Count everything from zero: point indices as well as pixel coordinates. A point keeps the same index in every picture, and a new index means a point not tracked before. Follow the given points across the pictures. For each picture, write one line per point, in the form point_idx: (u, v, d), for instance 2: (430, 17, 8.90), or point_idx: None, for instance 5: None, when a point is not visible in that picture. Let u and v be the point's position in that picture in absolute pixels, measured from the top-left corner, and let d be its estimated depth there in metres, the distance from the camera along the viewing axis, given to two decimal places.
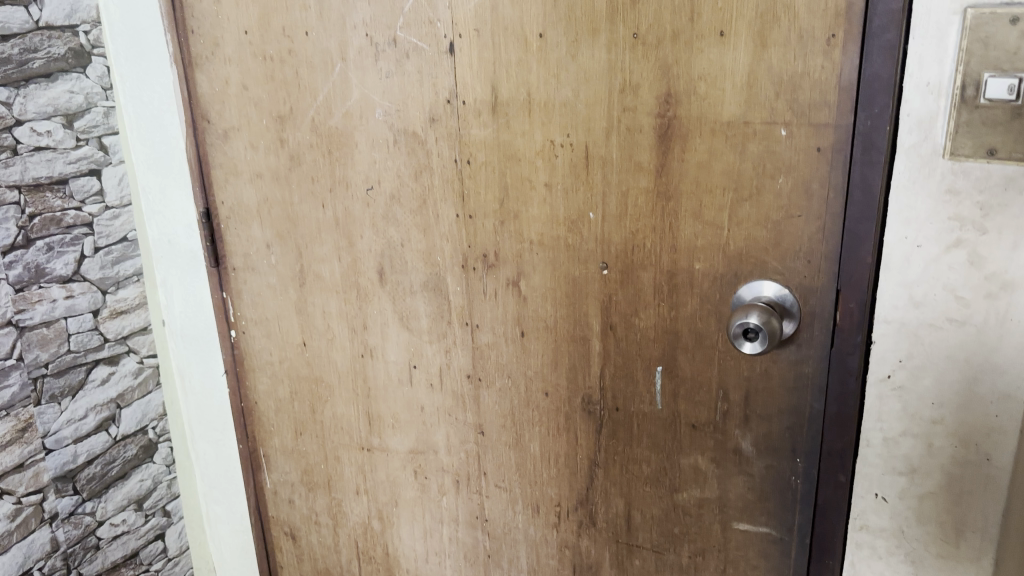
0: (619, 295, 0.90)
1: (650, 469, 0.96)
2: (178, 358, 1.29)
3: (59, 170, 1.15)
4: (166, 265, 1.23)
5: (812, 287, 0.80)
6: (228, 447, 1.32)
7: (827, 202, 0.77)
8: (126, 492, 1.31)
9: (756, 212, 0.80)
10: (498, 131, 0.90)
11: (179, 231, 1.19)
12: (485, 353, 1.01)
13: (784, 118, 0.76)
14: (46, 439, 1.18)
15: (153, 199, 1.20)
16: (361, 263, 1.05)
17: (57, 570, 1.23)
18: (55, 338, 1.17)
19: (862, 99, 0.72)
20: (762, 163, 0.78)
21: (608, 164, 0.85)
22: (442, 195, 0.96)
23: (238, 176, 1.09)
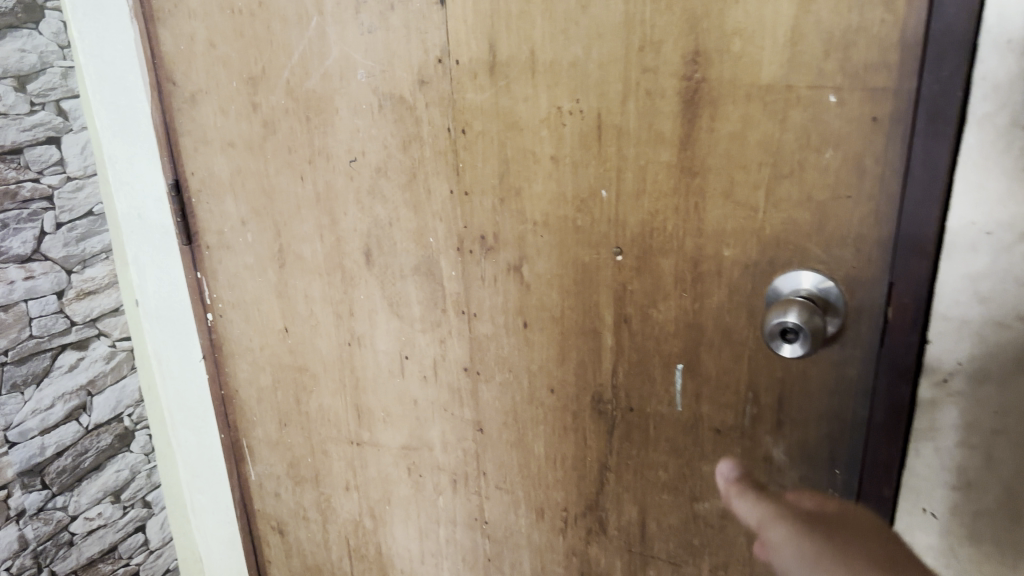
0: (634, 283, 0.79)
1: (667, 475, 0.86)
2: (154, 340, 1.22)
3: (13, 138, 1.18)
4: (138, 240, 1.15)
5: (860, 278, 0.69)
6: (209, 435, 1.24)
7: (884, 180, 0.65)
8: (100, 484, 1.34)
9: (798, 191, 0.68)
10: (497, 96, 0.78)
11: (149, 204, 1.10)
12: (485, 344, 0.91)
13: (834, 82, 0.64)
14: (10, 432, 1.20)
15: (120, 170, 1.11)
16: (346, 243, 0.94)
17: (26, 569, 1.24)
18: (14, 324, 1.20)
19: (928, 56, 0.59)
20: (806, 134, 0.66)
21: (624, 134, 0.74)
22: (434, 169, 0.84)
23: (208, 145, 0.98)
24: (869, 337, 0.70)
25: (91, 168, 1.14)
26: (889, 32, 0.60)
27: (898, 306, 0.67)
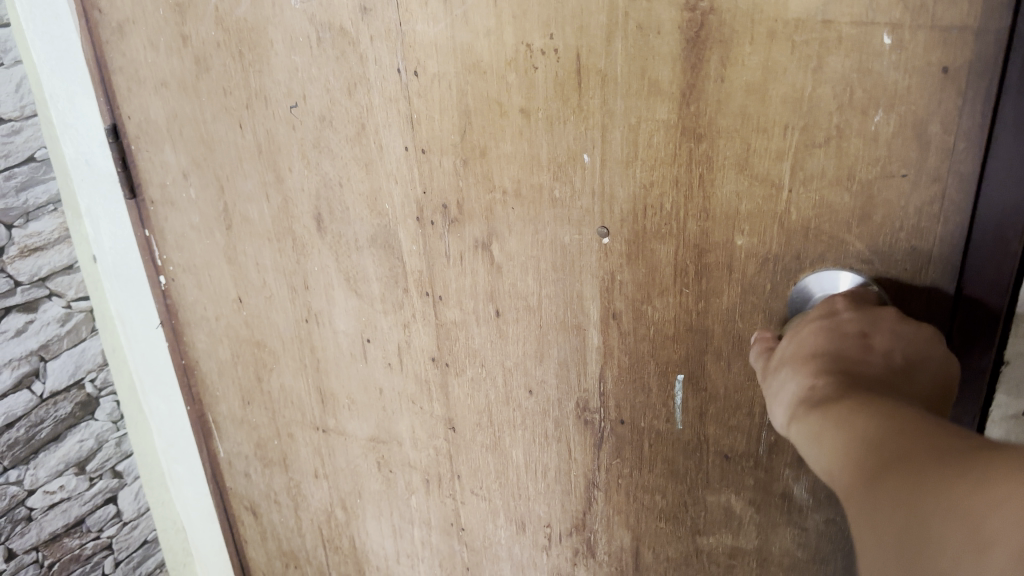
0: (625, 274, 0.62)
1: (665, 501, 0.70)
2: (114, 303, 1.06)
3: None
4: (88, 192, 0.96)
5: (916, 282, 0.51)
6: (176, 404, 1.09)
7: (954, 152, 0.47)
8: (62, 455, 1.22)
9: (835, 166, 0.50)
10: (453, 29, 0.60)
11: (94, 149, 0.91)
12: (453, 332, 0.75)
13: (889, 17, 0.45)
14: None
15: (62, 109, 0.91)
16: (294, 206, 0.78)
17: None
18: None
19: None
20: (847, 90, 0.48)
21: (610, 81, 0.56)
22: (385, 120, 0.68)
23: (141, 85, 0.82)
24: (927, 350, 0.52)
25: (26, 108, 1.05)
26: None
27: (970, 310, 0.49)
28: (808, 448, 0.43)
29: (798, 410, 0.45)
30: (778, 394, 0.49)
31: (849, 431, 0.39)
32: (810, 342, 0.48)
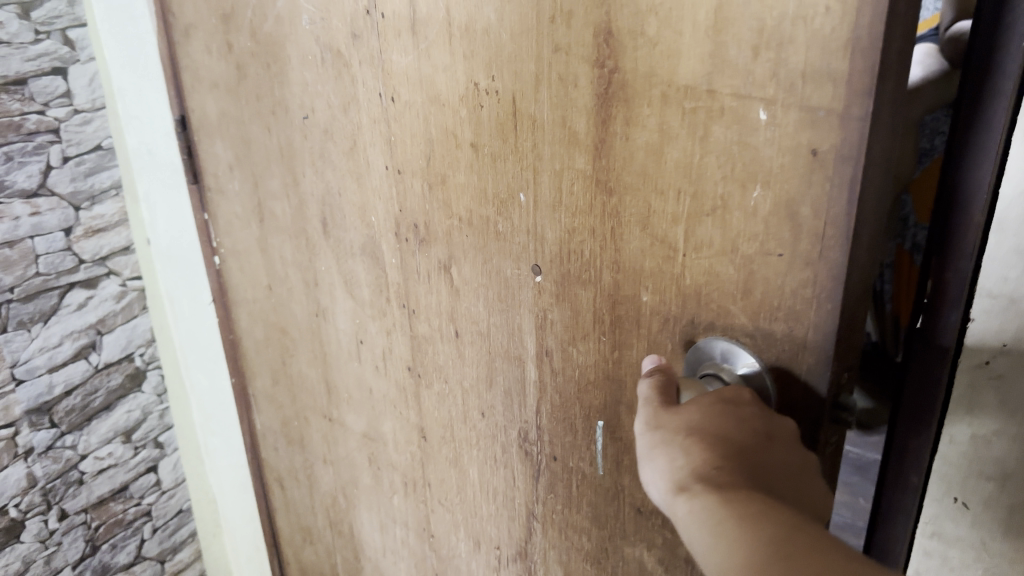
0: (554, 313, 0.63)
1: (590, 544, 0.70)
2: (169, 280, 1.15)
3: (16, 69, 0.94)
4: (148, 179, 1.06)
5: (795, 363, 0.49)
6: (218, 377, 1.17)
7: (822, 239, 0.45)
8: (112, 424, 1.17)
9: (721, 237, 0.50)
10: (419, 60, 0.64)
11: (158, 139, 1.01)
12: (424, 346, 0.78)
13: (763, 93, 0.45)
14: (16, 369, 1.03)
15: (129, 104, 1.02)
16: (307, 208, 0.84)
17: (35, 507, 1.09)
18: (21, 260, 1.00)
19: (879, 65, 0.40)
20: (729, 163, 0.48)
21: (539, 127, 0.57)
22: (371, 139, 0.72)
23: (200, 84, 0.91)
24: (813, 430, 0.50)
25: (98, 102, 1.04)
26: (828, 25, 0.41)
27: (934, 285, 0.48)
28: (694, 526, 0.44)
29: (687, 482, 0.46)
30: (660, 455, 0.49)
31: (756, 534, 0.41)
32: (705, 415, 0.49)
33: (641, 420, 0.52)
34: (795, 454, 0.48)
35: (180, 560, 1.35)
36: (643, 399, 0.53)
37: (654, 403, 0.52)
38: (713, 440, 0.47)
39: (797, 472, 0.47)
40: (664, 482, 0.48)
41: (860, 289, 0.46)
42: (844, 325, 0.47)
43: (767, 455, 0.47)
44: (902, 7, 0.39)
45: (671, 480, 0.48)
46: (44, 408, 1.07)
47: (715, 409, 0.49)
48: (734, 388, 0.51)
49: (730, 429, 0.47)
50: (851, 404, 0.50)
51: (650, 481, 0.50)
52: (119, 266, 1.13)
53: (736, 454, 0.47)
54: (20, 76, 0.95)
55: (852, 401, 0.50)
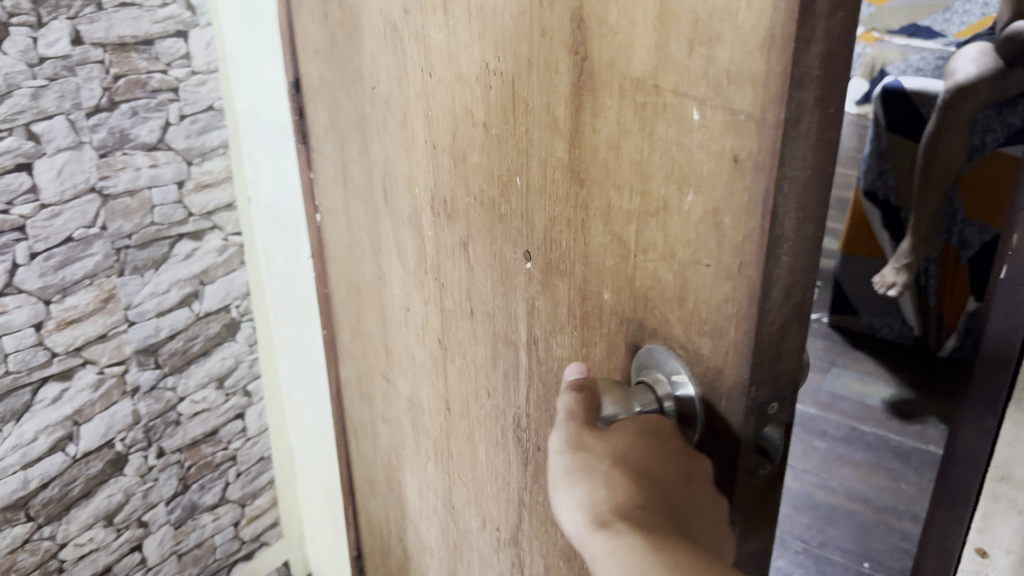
0: (540, 302, 0.63)
1: (563, 540, 0.69)
2: (270, 236, 1.17)
3: (145, 30, 0.97)
4: (256, 139, 1.10)
5: (717, 385, 0.46)
6: (311, 332, 1.19)
7: (742, 254, 0.42)
8: (207, 370, 1.19)
9: (663, 240, 0.48)
10: (448, 37, 0.65)
11: (267, 102, 1.06)
12: (450, 320, 0.79)
13: (697, 91, 0.42)
14: (129, 311, 1.07)
15: (242, 67, 1.07)
16: (375, 174, 0.88)
17: (137, 443, 1.14)
18: (139, 209, 1.03)
19: (796, 66, 0.37)
20: (671, 164, 0.45)
21: (531, 112, 0.57)
22: (415, 112, 0.74)
23: (301, 50, 0.97)
24: (734, 467, 0.46)
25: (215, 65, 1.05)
26: (748, 21, 0.38)
27: None
28: (613, 568, 0.43)
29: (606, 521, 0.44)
30: (577, 481, 0.47)
31: None
32: (629, 446, 0.47)
33: (558, 442, 0.50)
34: (712, 495, 0.46)
35: (259, 506, 1.35)
36: (567, 416, 0.51)
37: (575, 424, 0.50)
38: (639, 479, 0.46)
39: (715, 512, 0.46)
40: (579, 515, 0.46)
41: (782, 311, 0.43)
42: (761, 348, 0.44)
43: (683, 494, 0.45)
44: (821, 6, 0.36)
45: (588, 513, 0.46)
46: (150, 350, 1.11)
47: (641, 443, 0.46)
48: (653, 414, 0.48)
49: (657, 468, 0.45)
50: (774, 439, 0.46)
51: (563, 509, 0.48)
52: (222, 221, 1.13)
53: (660, 494, 0.45)
54: (149, 37, 0.98)
55: (776, 435, 0.47)
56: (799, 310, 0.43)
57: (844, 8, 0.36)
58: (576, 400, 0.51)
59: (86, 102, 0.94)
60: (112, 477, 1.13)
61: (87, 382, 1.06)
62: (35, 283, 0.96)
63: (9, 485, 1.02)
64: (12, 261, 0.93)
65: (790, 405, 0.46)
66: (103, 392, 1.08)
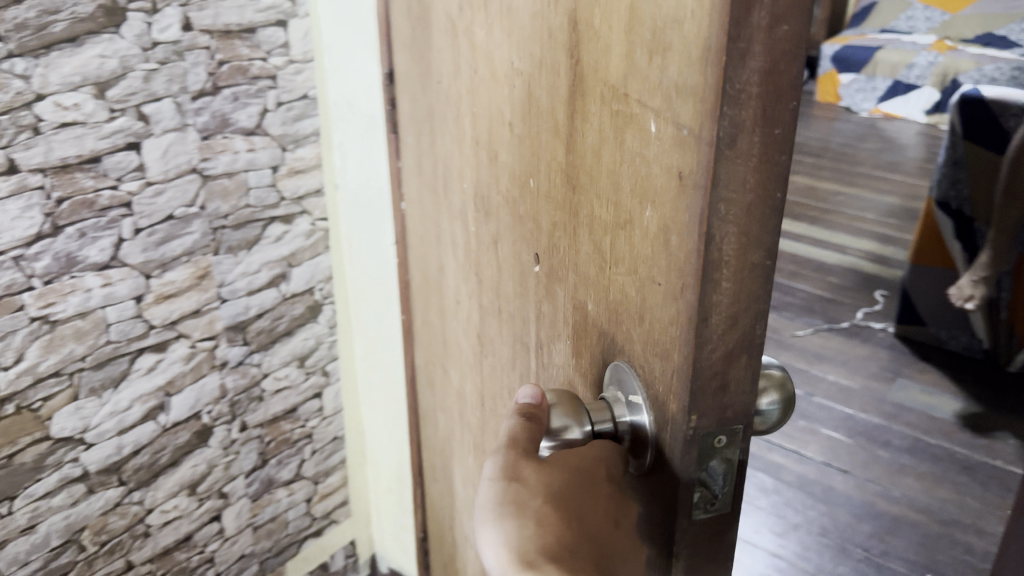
0: (544, 309, 0.62)
1: None
2: (355, 221, 1.21)
3: (249, 18, 1.03)
4: (348, 128, 1.15)
5: (663, 412, 0.44)
6: (390, 316, 1.23)
7: (683, 277, 0.40)
8: (291, 349, 1.23)
9: (628, 255, 0.46)
10: (488, 34, 0.66)
11: (360, 92, 1.10)
12: (486, 319, 0.79)
13: (652, 102, 0.41)
14: (222, 289, 1.11)
15: (338, 58, 1.11)
16: (438, 166, 0.89)
17: (223, 417, 1.17)
18: (236, 190, 1.08)
19: (729, 81, 0.35)
20: (634, 176, 0.44)
21: (540, 114, 0.56)
22: (464, 108, 0.75)
23: (390, 41, 1.01)
24: (673, 499, 0.44)
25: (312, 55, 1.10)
26: (690, 33, 0.37)
27: None
28: None
29: (539, 559, 0.45)
30: (510, 510, 0.48)
31: None
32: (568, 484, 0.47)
33: (495, 471, 0.50)
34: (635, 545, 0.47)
35: (331, 484, 1.39)
36: (507, 441, 0.51)
37: (513, 453, 0.50)
38: (569, 519, 0.47)
39: (636, 562, 0.47)
40: (504, 552, 0.46)
41: (725, 340, 0.41)
42: (700, 377, 0.41)
43: (609, 542, 0.47)
44: (758, 18, 0.34)
45: (513, 551, 0.46)
46: (239, 327, 1.14)
47: (579, 481, 0.47)
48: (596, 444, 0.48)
49: (586, 511, 0.47)
50: (718, 472, 0.44)
51: (487, 544, 0.48)
52: (312, 206, 1.18)
53: (587, 537, 0.46)
54: (251, 26, 1.03)
55: (721, 468, 0.44)
56: (746, 341, 0.41)
57: (786, 22, 0.35)
58: (519, 425, 0.52)
59: (192, 85, 1.00)
60: (197, 448, 1.15)
61: (179, 356, 1.09)
62: (137, 257, 1.00)
63: (104, 450, 1.04)
64: (118, 235, 0.97)
65: (739, 440, 0.44)
66: (194, 365, 1.11)
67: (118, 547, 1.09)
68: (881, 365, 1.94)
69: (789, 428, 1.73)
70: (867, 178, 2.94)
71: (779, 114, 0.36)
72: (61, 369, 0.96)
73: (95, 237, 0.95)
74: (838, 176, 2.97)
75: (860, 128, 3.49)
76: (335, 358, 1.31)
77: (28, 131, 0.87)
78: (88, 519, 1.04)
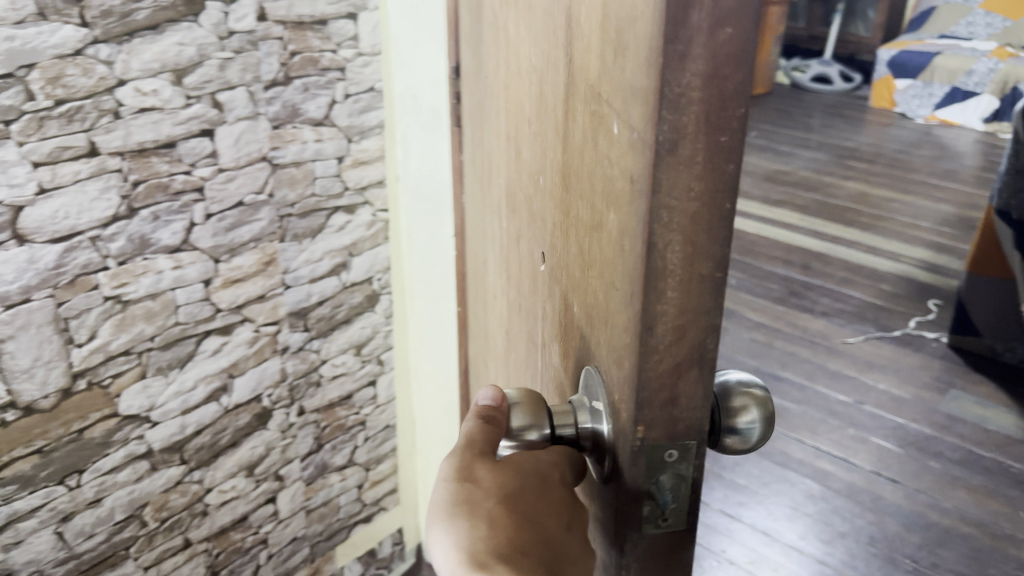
0: (547, 307, 0.62)
1: None
2: (414, 213, 1.21)
3: (321, 10, 1.04)
4: (412, 121, 1.15)
5: (619, 413, 0.45)
6: (447, 309, 1.23)
7: (631, 280, 0.40)
8: (349, 337, 1.24)
9: (598, 255, 0.46)
10: (517, 28, 0.66)
11: (426, 85, 1.10)
12: (512, 313, 0.80)
13: (615, 104, 0.41)
14: (287, 275, 1.13)
15: (405, 50, 1.11)
16: (485, 160, 0.90)
17: (282, 401, 1.20)
18: (303, 179, 1.10)
19: (669, 85, 0.35)
20: (602, 175, 0.44)
21: (546, 111, 0.57)
22: (501, 101, 0.76)
23: (459, 34, 0.99)
24: (626, 509, 0.46)
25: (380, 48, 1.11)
26: (643, 30, 0.36)
27: None
28: None
29: (489, 559, 0.45)
30: (460, 511, 0.47)
31: None
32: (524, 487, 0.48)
33: (449, 470, 0.50)
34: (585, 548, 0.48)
35: (381, 471, 1.41)
36: (463, 444, 0.51)
37: (469, 454, 0.50)
38: (522, 521, 0.47)
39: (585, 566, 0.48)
40: (454, 550, 0.46)
41: (673, 350, 0.41)
42: (648, 381, 0.42)
43: (561, 544, 0.47)
44: (698, 21, 0.34)
45: (464, 551, 0.45)
46: (301, 313, 1.17)
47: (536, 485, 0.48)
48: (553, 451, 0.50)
49: (537, 513, 0.47)
50: (666, 487, 0.45)
51: (438, 544, 0.47)
52: (374, 197, 1.20)
53: (540, 539, 0.46)
54: (323, 18, 1.05)
55: (672, 482, 0.45)
56: (695, 353, 0.41)
57: (729, 27, 0.34)
58: (476, 427, 0.52)
59: (265, 75, 1.02)
60: (256, 430, 1.18)
61: (243, 339, 1.12)
62: (208, 242, 1.03)
63: (168, 428, 1.08)
64: (190, 219, 1.00)
65: (692, 456, 0.45)
66: (257, 349, 1.14)
67: (177, 524, 1.14)
68: (933, 376, 1.91)
69: (837, 436, 1.71)
70: (921, 186, 2.90)
71: (723, 123, 0.36)
72: (131, 348, 1.00)
73: (168, 220, 0.98)
74: (892, 183, 2.93)
75: (915, 134, 3.44)
76: (390, 348, 1.32)
77: (109, 115, 0.89)
78: (150, 496, 1.09)
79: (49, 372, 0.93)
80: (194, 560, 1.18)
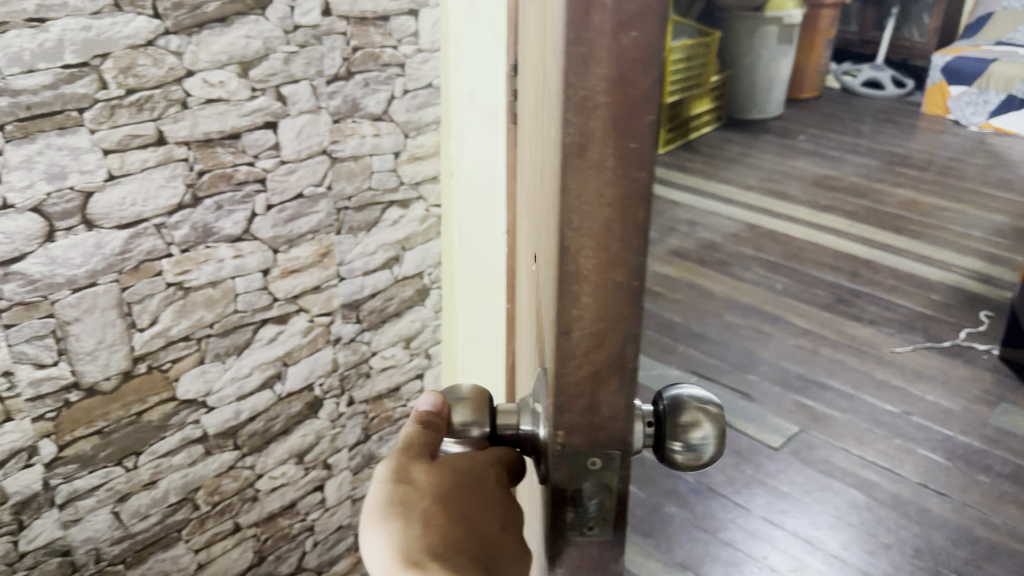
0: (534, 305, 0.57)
1: None
2: (465, 210, 1.20)
3: (384, 6, 1.04)
4: (468, 117, 1.13)
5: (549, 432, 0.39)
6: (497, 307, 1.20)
7: (550, 293, 0.34)
8: (399, 329, 1.25)
9: (546, 258, 0.40)
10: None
11: (484, 82, 1.07)
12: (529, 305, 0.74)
13: (551, 93, 0.34)
14: (341, 267, 1.14)
15: (463, 46, 1.09)
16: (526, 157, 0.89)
17: (332, 390, 1.22)
18: (361, 173, 1.11)
19: (571, 84, 0.28)
20: (546, 169, 0.38)
21: (538, 91, 0.50)
22: (531, 77, 0.69)
23: (520, 29, 0.96)
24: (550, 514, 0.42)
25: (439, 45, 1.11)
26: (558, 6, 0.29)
27: None
28: None
29: (421, 560, 0.40)
30: (389, 510, 0.43)
31: None
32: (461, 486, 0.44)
33: (382, 470, 0.45)
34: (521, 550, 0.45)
35: None
36: (400, 444, 0.46)
37: (404, 455, 0.46)
38: (458, 520, 0.43)
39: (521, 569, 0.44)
40: (386, 551, 0.41)
41: (590, 361, 0.35)
42: (565, 403, 0.36)
43: (497, 547, 0.43)
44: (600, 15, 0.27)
45: (397, 550, 0.41)
46: (353, 305, 1.18)
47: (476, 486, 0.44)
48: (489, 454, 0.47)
49: (471, 511, 0.43)
50: (591, 496, 0.40)
51: (367, 547, 0.42)
52: (429, 191, 1.20)
53: (475, 537, 0.42)
54: (386, 13, 1.05)
55: (596, 489, 0.40)
56: (613, 371, 0.35)
57: (636, 28, 0.27)
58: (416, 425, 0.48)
59: (327, 69, 1.02)
60: (307, 419, 1.21)
61: (298, 329, 1.14)
62: (268, 232, 1.05)
63: (223, 414, 1.11)
64: (251, 209, 1.02)
65: (618, 467, 0.39)
66: (310, 339, 1.16)
67: (228, 509, 1.19)
68: (983, 389, 1.88)
69: (883, 446, 1.69)
70: (974, 195, 2.84)
71: (635, 126, 0.29)
72: (191, 334, 1.02)
73: (230, 210, 1.00)
74: (944, 191, 2.88)
75: (968, 142, 3.38)
76: (438, 342, 1.34)
77: (177, 105, 0.91)
78: (203, 479, 1.13)
79: (113, 355, 0.96)
80: (242, 544, 1.23)
